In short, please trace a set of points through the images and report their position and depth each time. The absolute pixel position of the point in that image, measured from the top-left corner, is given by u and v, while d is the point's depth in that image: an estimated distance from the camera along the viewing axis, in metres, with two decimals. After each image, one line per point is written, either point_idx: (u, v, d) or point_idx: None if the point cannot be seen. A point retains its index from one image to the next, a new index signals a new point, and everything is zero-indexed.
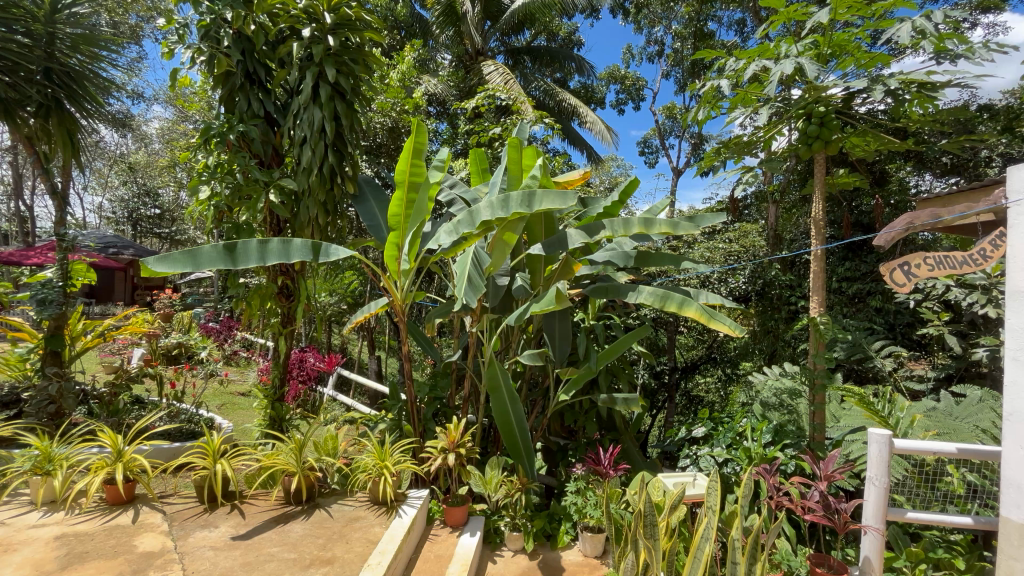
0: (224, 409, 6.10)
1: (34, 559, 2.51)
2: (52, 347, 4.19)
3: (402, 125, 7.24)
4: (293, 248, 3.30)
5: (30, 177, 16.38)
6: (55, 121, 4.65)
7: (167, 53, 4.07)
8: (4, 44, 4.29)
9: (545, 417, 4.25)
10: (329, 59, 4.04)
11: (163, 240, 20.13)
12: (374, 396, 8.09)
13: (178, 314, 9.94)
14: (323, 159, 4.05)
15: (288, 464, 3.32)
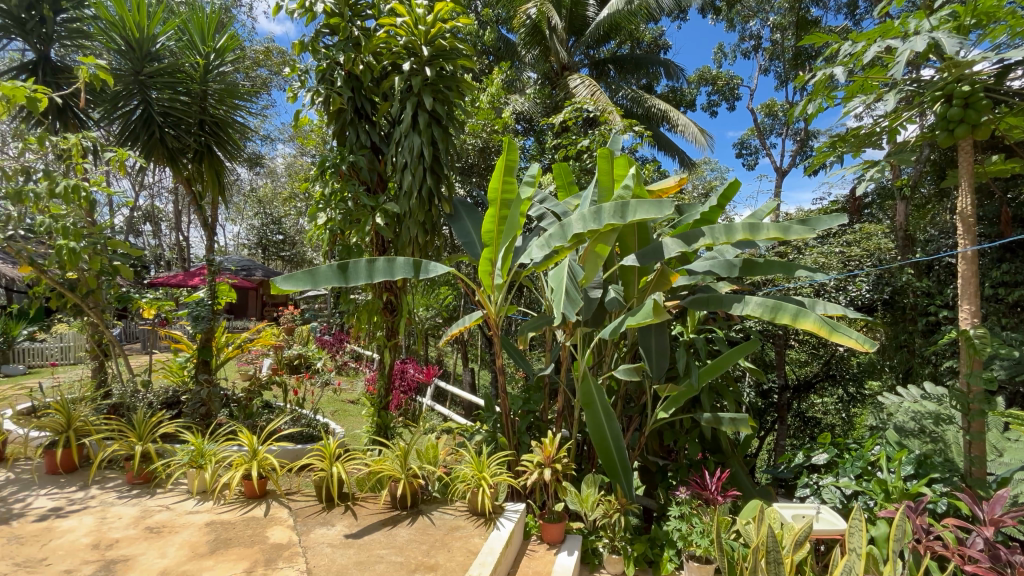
0: (337, 415, 6.68)
1: (191, 542, 2.91)
2: (203, 357, 4.89)
3: (492, 144, 7.55)
4: (397, 267, 3.54)
5: (187, 213, 19.47)
6: (207, 164, 5.51)
7: (292, 97, 4.63)
8: (173, 104, 5.17)
9: (643, 436, 4.07)
10: (427, 89, 4.33)
11: (286, 262, 22.75)
12: (469, 406, 8.38)
13: (299, 328, 11.13)
14: (422, 182, 4.34)
15: (394, 469, 3.52)
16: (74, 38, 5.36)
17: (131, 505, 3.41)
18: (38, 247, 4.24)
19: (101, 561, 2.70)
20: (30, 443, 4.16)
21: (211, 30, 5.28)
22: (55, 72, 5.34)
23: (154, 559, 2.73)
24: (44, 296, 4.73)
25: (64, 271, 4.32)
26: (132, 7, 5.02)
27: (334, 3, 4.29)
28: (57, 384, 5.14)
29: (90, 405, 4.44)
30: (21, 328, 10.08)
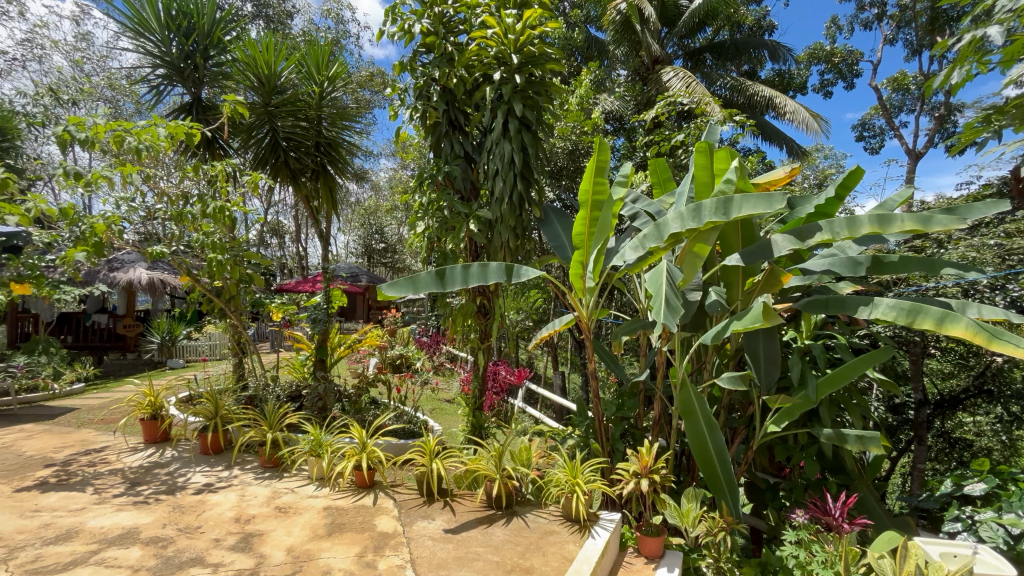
0: (435, 413, 7.04)
1: (312, 523, 3.23)
2: (320, 355, 5.41)
3: (581, 146, 7.53)
4: (490, 271, 3.63)
5: (306, 226, 21.76)
6: (323, 181, 6.13)
7: (393, 116, 4.97)
8: (296, 131, 5.84)
9: (750, 450, 3.76)
10: (517, 96, 4.41)
11: (389, 268, 24.51)
12: (560, 410, 8.39)
13: (400, 330, 11.91)
14: (513, 188, 4.42)
15: (489, 469, 3.60)
16: (218, 78, 6.20)
17: (264, 486, 3.87)
18: (193, 259, 4.98)
19: (242, 533, 3.09)
20: (188, 427, 4.89)
21: (325, 60, 5.85)
22: (205, 109, 6.25)
23: (282, 536, 3.06)
24: (198, 302, 5.54)
25: (213, 280, 5.03)
26: (262, 48, 5.72)
27: (429, 23, 4.51)
28: (208, 376, 5.99)
29: (232, 395, 5.11)
30: (182, 327, 11.94)
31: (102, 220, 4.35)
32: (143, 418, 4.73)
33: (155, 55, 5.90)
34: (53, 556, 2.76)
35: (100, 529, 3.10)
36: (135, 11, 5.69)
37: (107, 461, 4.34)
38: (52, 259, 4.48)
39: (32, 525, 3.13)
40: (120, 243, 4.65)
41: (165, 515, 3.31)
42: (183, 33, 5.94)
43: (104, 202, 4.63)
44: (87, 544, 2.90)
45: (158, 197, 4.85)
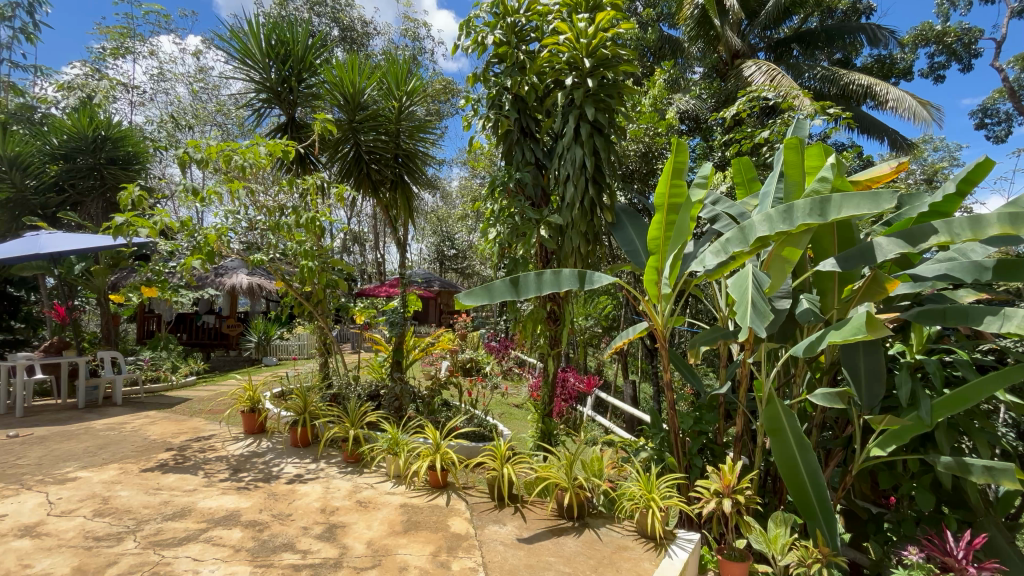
0: (504, 417, 7.11)
1: (390, 519, 3.37)
2: (397, 357, 5.66)
3: (655, 147, 7.42)
4: (563, 278, 3.61)
5: (384, 234, 22.98)
6: (401, 191, 6.45)
7: (467, 125, 5.11)
8: (378, 144, 6.21)
9: (849, 475, 3.40)
10: (588, 100, 4.36)
11: (459, 274, 25.23)
12: (630, 420, 8.15)
13: (470, 334, 12.19)
14: (585, 193, 4.37)
15: (561, 479, 3.55)
16: (309, 99, 6.72)
17: (346, 480, 4.11)
18: (287, 266, 5.43)
19: (327, 524, 3.29)
20: (281, 420, 5.31)
21: (404, 76, 6.15)
22: (299, 128, 6.81)
23: (362, 529, 3.22)
24: (290, 305, 6.02)
25: (303, 286, 5.46)
26: (348, 69, 6.14)
27: (502, 33, 4.60)
28: (298, 373, 6.48)
29: (319, 392, 5.49)
30: (275, 329, 13.04)
31: (214, 232, 4.88)
32: (244, 411, 5.21)
33: (257, 81, 6.49)
34: (170, 531, 3.10)
35: (208, 510, 3.44)
36: (242, 43, 6.32)
37: (214, 448, 4.82)
38: (173, 267, 5.08)
39: (154, 502, 3.53)
40: (227, 252, 5.18)
41: (261, 501, 3.61)
42: (281, 60, 6.51)
43: (215, 215, 5.17)
44: (198, 522, 3.23)
45: (258, 210, 5.33)
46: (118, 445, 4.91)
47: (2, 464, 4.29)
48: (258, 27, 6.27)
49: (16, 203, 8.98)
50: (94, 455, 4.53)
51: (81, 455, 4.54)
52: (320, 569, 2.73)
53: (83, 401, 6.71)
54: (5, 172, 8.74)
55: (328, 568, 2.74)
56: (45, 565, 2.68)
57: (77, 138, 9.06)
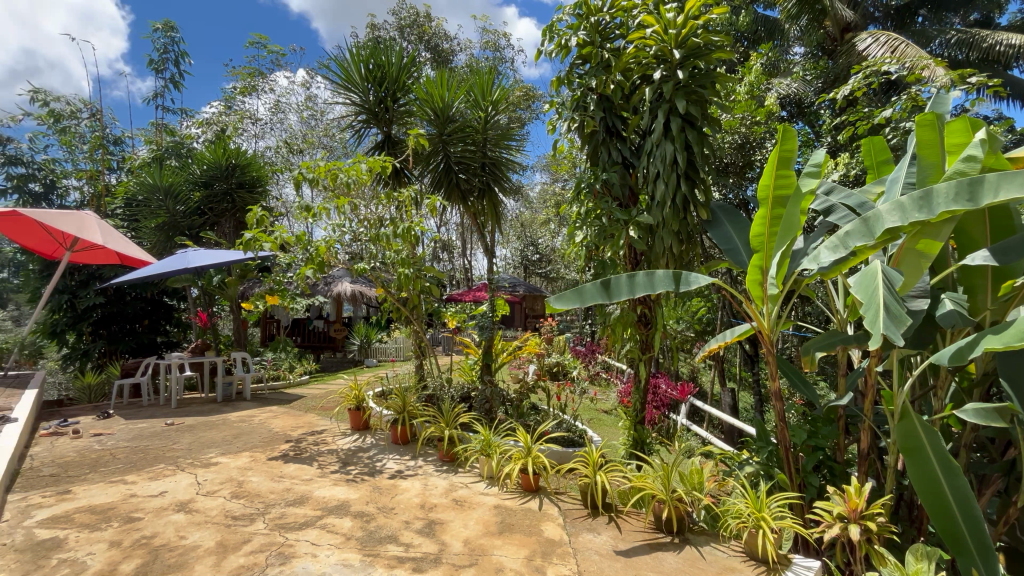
0: (592, 423, 6.99)
1: (485, 519, 3.45)
2: (486, 360, 5.80)
3: (753, 138, 7.01)
4: (657, 280, 3.46)
5: (470, 242, 23.76)
6: (488, 199, 6.65)
7: (551, 130, 5.12)
8: (467, 154, 6.48)
9: (1013, 507, 2.86)
10: (679, 93, 4.15)
11: (543, 278, 25.34)
12: (730, 431, 7.60)
13: (556, 338, 12.17)
14: (676, 190, 4.15)
15: (658, 491, 3.39)
16: (404, 117, 7.15)
17: (443, 478, 4.28)
18: (386, 274, 5.81)
19: (427, 519, 3.45)
20: (383, 419, 5.68)
21: (489, 86, 6.35)
22: (394, 145, 7.27)
23: (459, 528, 3.32)
24: (389, 310, 6.43)
25: (399, 292, 5.81)
26: (437, 85, 6.46)
27: (586, 34, 4.54)
28: (396, 374, 6.89)
29: (416, 393, 5.79)
30: (375, 333, 14.01)
31: (324, 244, 5.39)
32: (351, 408, 5.68)
33: (357, 104, 7.04)
34: (292, 515, 3.43)
35: (323, 498, 3.77)
36: (345, 71, 6.90)
37: (326, 442, 5.28)
38: (291, 277, 5.66)
39: (279, 488, 3.94)
40: (334, 262, 5.65)
41: (368, 493, 3.88)
42: (378, 82, 6.99)
43: (324, 228, 5.66)
44: (314, 510, 3.55)
45: (361, 223, 5.76)
46: (249, 435, 5.55)
47: (162, 447, 5.04)
48: (358, 55, 6.82)
49: (169, 225, 10.51)
50: (230, 443, 5.17)
51: (221, 443, 5.21)
52: (422, 563, 2.86)
53: (221, 396, 7.69)
54: (161, 201, 10.31)
55: (429, 563, 2.85)
56: (196, 538, 3.09)
57: (214, 167, 10.50)
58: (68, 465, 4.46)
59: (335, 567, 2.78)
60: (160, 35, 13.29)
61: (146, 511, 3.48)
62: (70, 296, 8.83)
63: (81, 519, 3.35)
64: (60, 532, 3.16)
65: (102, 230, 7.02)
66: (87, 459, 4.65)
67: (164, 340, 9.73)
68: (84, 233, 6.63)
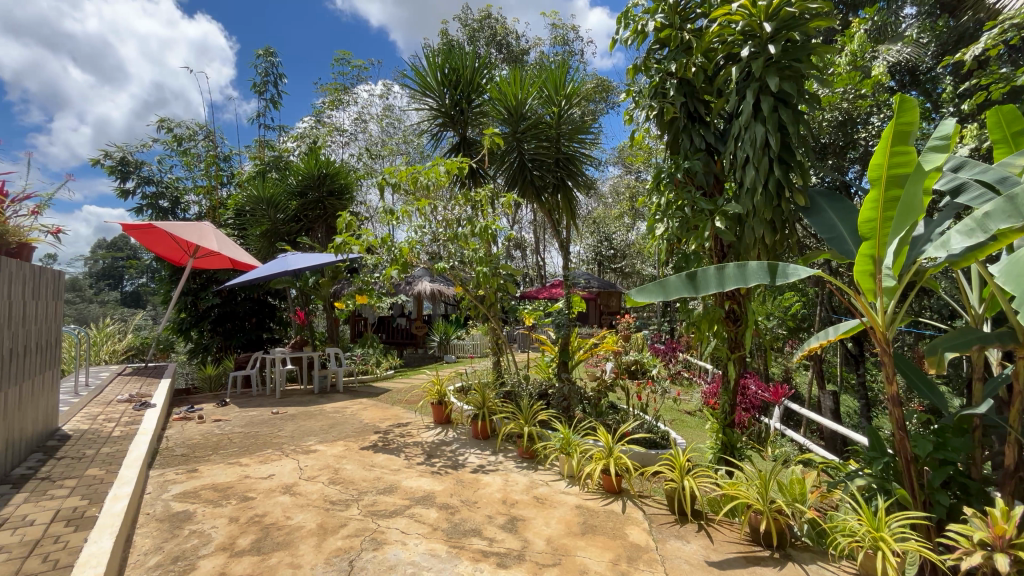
0: (675, 424, 6.69)
1: (567, 519, 3.41)
2: (563, 357, 5.76)
3: (857, 112, 6.64)
4: (750, 272, 3.21)
5: (543, 239, 23.80)
6: (562, 195, 6.59)
7: (628, 120, 4.95)
8: (542, 151, 6.47)
9: None
10: (771, 69, 3.77)
11: (618, 274, 24.72)
12: (833, 439, 6.91)
13: (633, 335, 11.81)
14: (769, 174, 3.77)
15: (754, 500, 3.16)
16: (478, 118, 7.29)
17: (523, 474, 4.30)
18: (465, 272, 5.96)
19: (509, 515, 3.48)
20: (463, 414, 5.83)
21: (562, 80, 6.30)
22: (470, 146, 7.44)
23: (542, 526, 3.31)
24: (467, 308, 6.58)
25: (477, 289, 5.93)
26: (511, 83, 6.49)
27: (664, 16, 4.31)
28: (475, 369, 7.05)
29: (494, 388, 5.88)
30: (454, 330, 14.49)
31: (406, 245, 5.64)
32: (434, 403, 5.91)
33: (434, 108, 7.28)
34: (383, 503, 3.63)
35: (410, 488, 3.94)
36: (422, 78, 7.16)
37: (412, 434, 5.52)
38: (377, 277, 5.99)
39: (370, 476, 4.19)
40: (416, 262, 5.89)
41: (452, 486, 3.99)
42: (453, 86, 7.19)
43: (406, 231, 5.91)
44: (403, 499, 3.72)
45: (439, 223, 5.95)
46: (342, 426, 5.95)
47: (269, 434, 5.56)
48: (434, 61, 7.05)
49: (271, 232, 11.57)
50: (327, 433, 5.58)
51: (318, 432, 5.64)
52: (506, 559, 2.89)
53: (317, 387, 8.35)
54: (265, 210, 11.37)
55: (513, 559, 2.88)
56: (300, 520, 3.36)
57: (308, 177, 11.41)
58: (195, 447, 5.06)
59: (423, 556, 2.89)
60: (261, 60, 14.68)
61: (258, 492, 3.85)
62: (193, 297, 10.05)
63: (207, 496, 3.78)
64: (190, 506, 3.59)
65: (217, 239, 7.91)
66: (209, 442, 5.24)
67: (269, 336, 10.80)
68: (203, 241, 7.48)
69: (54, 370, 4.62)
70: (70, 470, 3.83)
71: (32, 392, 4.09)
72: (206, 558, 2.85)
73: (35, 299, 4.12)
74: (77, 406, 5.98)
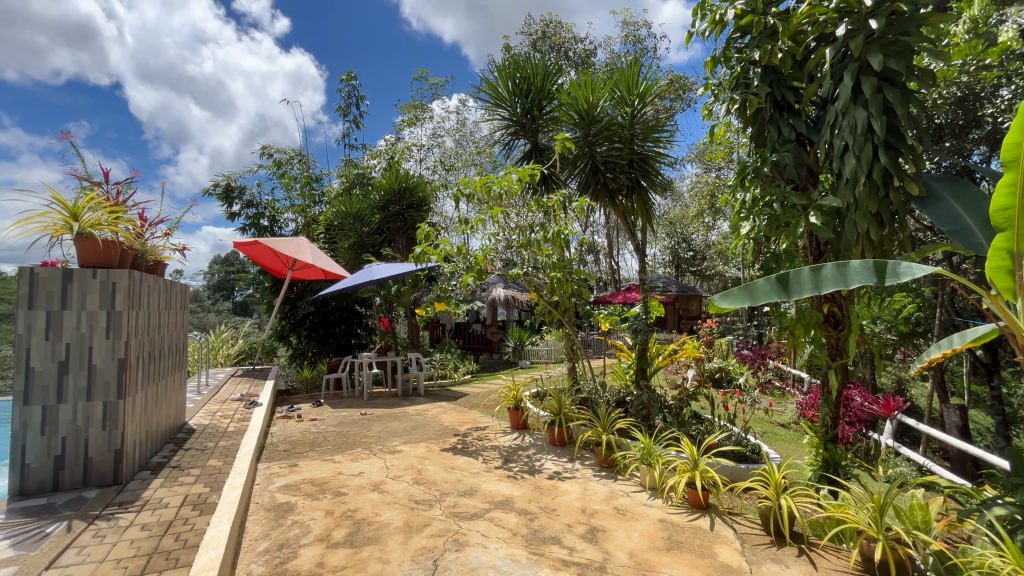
0: (767, 437, 6.21)
1: (650, 533, 3.28)
2: (641, 364, 5.56)
3: (980, 86, 5.91)
4: (852, 272, 2.83)
5: (616, 243, 23.39)
6: (637, 196, 6.41)
7: (708, 114, 4.71)
8: (615, 153, 6.34)
9: None
10: (873, 46, 3.38)
11: (697, 276, 23.63)
12: (960, 458, 6.05)
13: (718, 341, 11.13)
14: (873, 163, 3.35)
15: (865, 526, 2.86)
16: (550, 123, 7.30)
17: (602, 484, 4.20)
18: (538, 279, 5.98)
19: (589, 525, 3.41)
20: (540, 419, 5.84)
21: (634, 79, 6.14)
22: (542, 153, 7.48)
23: (624, 538, 3.21)
24: (540, 314, 6.59)
25: (551, 295, 5.93)
26: (582, 87, 6.44)
27: (745, 3, 4.05)
28: (550, 375, 7.05)
29: (570, 394, 5.81)
30: (528, 335, 14.62)
31: (481, 252, 5.78)
32: (510, 408, 5.99)
33: (506, 118, 7.40)
34: (464, 506, 3.72)
35: (490, 492, 4.00)
36: (495, 90, 7.33)
37: (489, 438, 5.62)
38: (454, 285, 6.19)
39: (451, 478, 4.31)
40: (492, 269, 6.01)
41: (530, 492, 4.00)
42: (524, 95, 7.27)
43: (481, 239, 6.02)
44: (483, 502, 3.79)
45: (513, 230, 6.02)
46: (424, 428, 6.19)
47: (359, 434, 5.92)
48: (506, 71, 7.19)
49: (358, 245, 12.39)
50: (410, 434, 5.84)
51: (402, 433, 5.91)
52: (587, 569, 2.84)
53: (401, 390, 8.79)
54: (352, 224, 12.18)
55: (594, 571, 2.82)
56: (387, 517, 3.54)
57: (390, 192, 12.15)
58: (295, 443, 5.53)
59: (504, 561, 2.92)
60: (345, 85, 15.85)
61: (351, 488, 4.11)
62: (292, 306, 11.03)
63: (306, 489, 4.10)
64: (292, 498, 3.91)
65: (311, 252, 8.61)
66: (307, 440, 5.69)
67: (356, 341, 11.46)
68: (299, 254, 8.16)
69: (181, 371, 5.27)
70: (196, 460, 4.35)
71: (165, 391, 4.69)
72: (306, 548, 3.09)
73: (166, 309, 4.72)
74: (200, 403, 6.77)
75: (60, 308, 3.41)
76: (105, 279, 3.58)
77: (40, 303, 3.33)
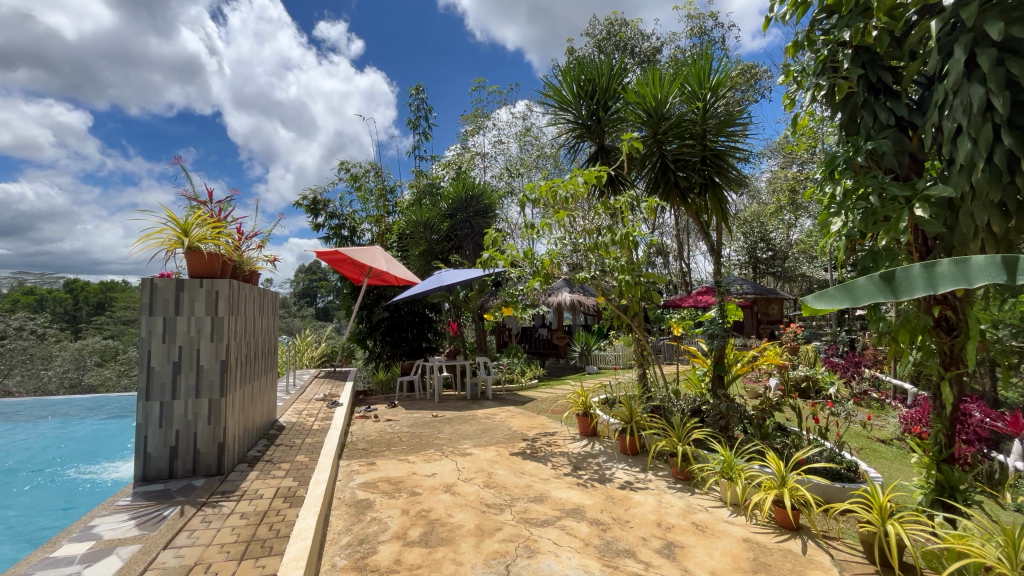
0: (864, 454, 5.64)
1: (732, 552, 3.08)
2: (718, 371, 5.26)
3: None
4: (981, 269, 2.15)
5: (687, 245, 22.51)
6: (710, 194, 6.08)
7: (789, 104, 4.38)
8: (685, 151, 6.08)
9: None
10: (992, 12, 2.92)
11: (778, 278, 22.14)
12: None
13: (804, 347, 10.30)
14: (994, 147, 2.91)
15: (995, 561, 2.47)
16: (616, 124, 7.14)
17: (678, 497, 4.01)
18: (606, 282, 5.85)
19: (665, 540, 3.26)
20: (610, 427, 5.70)
21: (706, 73, 5.86)
22: (608, 154, 7.34)
23: (703, 556, 3.04)
24: (609, 318, 6.45)
25: (619, 299, 5.79)
26: (650, 85, 6.22)
27: None
28: (620, 381, 6.87)
29: (641, 402, 5.62)
30: (595, 340, 14.37)
31: (547, 257, 5.77)
32: (579, 414, 5.90)
33: (572, 120, 7.34)
34: (534, 512, 3.70)
35: (560, 500, 3.95)
36: (559, 93, 7.31)
37: (558, 444, 5.57)
38: (521, 290, 6.22)
39: (521, 483, 4.31)
40: (558, 274, 5.96)
41: (601, 501, 3.90)
42: (589, 96, 7.18)
43: (547, 243, 6.01)
44: (553, 509, 3.75)
45: (580, 234, 5.96)
46: (493, 432, 6.26)
47: (431, 435, 6.10)
48: (570, 74, 7.15)
49: (427, 252, 12.76)
50: (479, 437, 5.93)
51: (472, 436, 6.02)
52: None
53: (469, 394, 8.92)
54: (422, 232, 12.54)
55: None
56: (459, 519, 3.60)
57: (458, 200, 12.52)
58: (372, 442, 5.81)
59: (576, 571, 2.86)
60: (415, 99, 16.54)
61: (424, 488, 4.24)
62: (368, 311, 11.65)
63: (383, 487, 4.28)
64: (370, 495, 4.10)
65: (385, 260, 9.03)
66: (383, 440, 5.95)
67: (427, 345, 11.88)
68: (374, 262, 8.59)
69: (273, 373, 5.72)
70: (286, 454, 4.70)
71: (259, 390, 5.10)
72: (384, 544, 3.21)
73: (260, 314, 5.16)
74: (288, 402, 7.32)
75: (174, 314, 3.84)
76: (210, 288, 3.97)
77: (158, 310, 3.78)
